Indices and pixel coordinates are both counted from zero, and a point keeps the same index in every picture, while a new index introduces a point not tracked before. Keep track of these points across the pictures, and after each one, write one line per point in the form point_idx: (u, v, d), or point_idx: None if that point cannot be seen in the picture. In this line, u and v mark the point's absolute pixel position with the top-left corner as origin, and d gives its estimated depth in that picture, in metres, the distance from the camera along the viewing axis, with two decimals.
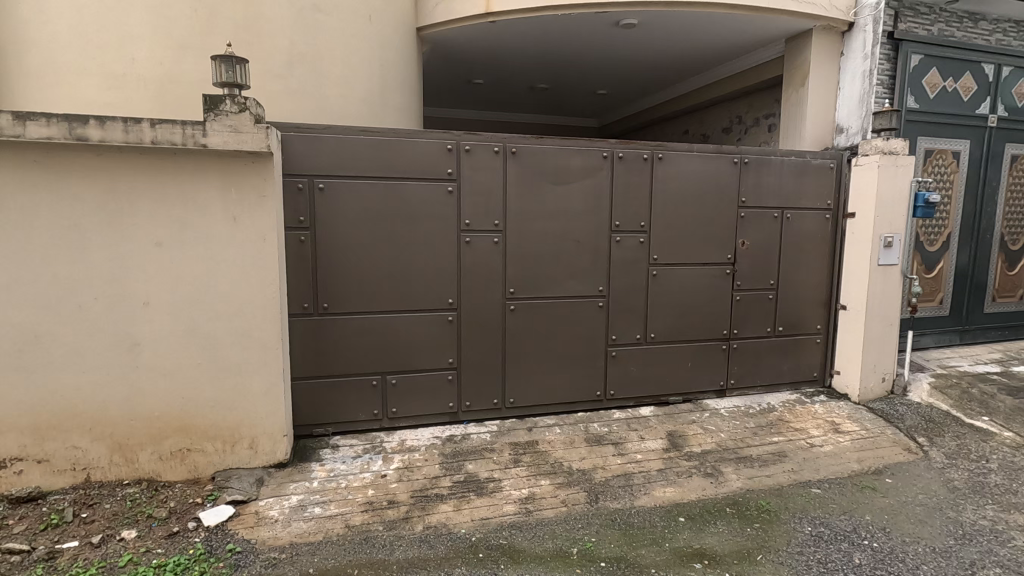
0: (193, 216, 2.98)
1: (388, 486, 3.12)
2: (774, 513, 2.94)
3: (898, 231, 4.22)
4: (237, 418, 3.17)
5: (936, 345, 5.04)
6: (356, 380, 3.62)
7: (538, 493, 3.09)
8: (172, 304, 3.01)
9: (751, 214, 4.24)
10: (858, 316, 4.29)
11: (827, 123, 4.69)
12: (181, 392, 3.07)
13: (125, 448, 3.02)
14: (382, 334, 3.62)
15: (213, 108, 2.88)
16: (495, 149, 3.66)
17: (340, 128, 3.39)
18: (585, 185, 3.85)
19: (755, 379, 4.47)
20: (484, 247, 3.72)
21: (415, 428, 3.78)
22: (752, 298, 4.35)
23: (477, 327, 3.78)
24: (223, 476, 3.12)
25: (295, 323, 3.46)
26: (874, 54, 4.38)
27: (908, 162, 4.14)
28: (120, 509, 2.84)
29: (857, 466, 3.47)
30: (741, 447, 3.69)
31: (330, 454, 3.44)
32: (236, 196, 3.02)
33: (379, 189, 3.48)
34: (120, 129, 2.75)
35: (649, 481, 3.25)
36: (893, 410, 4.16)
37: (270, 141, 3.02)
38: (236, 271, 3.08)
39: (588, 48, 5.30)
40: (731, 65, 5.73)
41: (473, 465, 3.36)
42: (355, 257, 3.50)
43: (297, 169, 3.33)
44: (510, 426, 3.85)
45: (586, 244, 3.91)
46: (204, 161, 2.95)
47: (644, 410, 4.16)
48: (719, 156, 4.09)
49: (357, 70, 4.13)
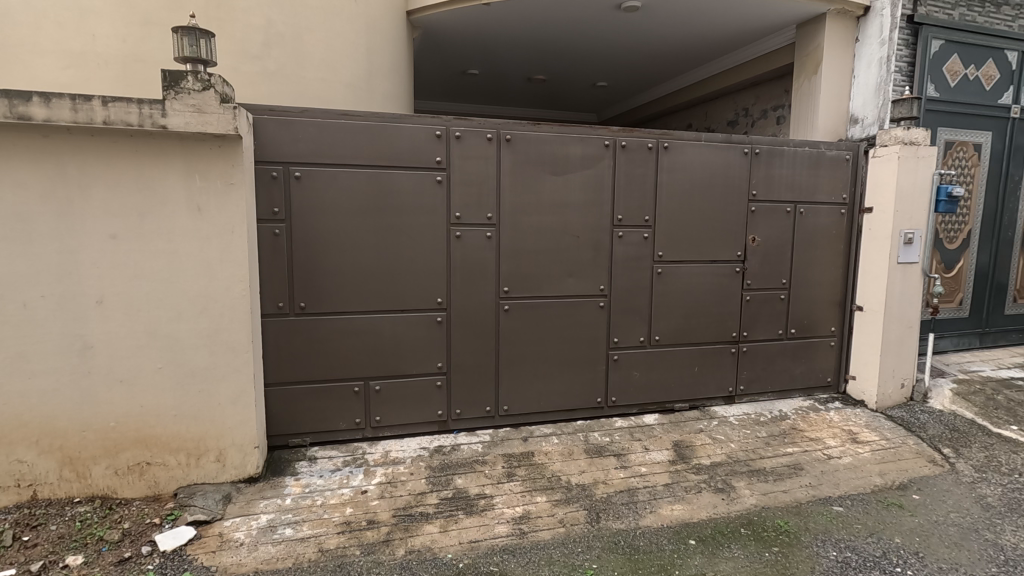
0: (153, 205, 2.70)
1: (368, 504, 2.83)
2: (794, 536, 2.67)
3: (918, 226, 3.96)
4: (203, 429, 2.88)
5: (955, 349, 4.77)
6: (337, 386, 3.33)
7: (534, 512, 2.81)
8: (129, 303, 2.72)
9: (762, 208, 3.97)
10: (876, 318, 4.02)
11: (840, 113, 4.42)
12: (140, 400, 2.78)
13: (77, 463, 2.73)
14: (364, 337, 3.33)
15: (173, 84, 2.58)
16: (488, 136, 3.38)
17: (319, 111, 3.11)
18: (585, 176, 3.58)
19: (765, 385, 4.19)
20: (476, 242, 3.43)
21: (401, 438, 3.49)
22: (763, 299, 4.07)
23: (468, 329, 3.49)
24: (186, 492, 2.83)
25: (270, 324, 3.17)
26: (892, 39, 4.11)
27: (929, 153, 3.89)
28: (67, 532, 2.54)
29: (880, 481, 3.20)
30: (754, 459, 3.40)
31: (307, 467, 3.15)
32: (201, 183, 2.74)
33: (362, 178, 3.20)
34: (67, 108, 2.46)
35: (655, 497, 2.97)
36: (913, 419, 3.89)
37: (239, 123, 2.73)
38: (201, 267, 2.79)
39: (588, 34, 5.04)
40: (737, 54, 5.47)
41: (463, 480, 3.08)
42: (335, 253, 3.21)
43: (270, 155, 3.05)
44: (504, 436, 3.56)
45: (586, 239, 3.63)
46: (164, 145, 2.67)
47: (648, 418, 3.88)
48: (729, 146, 3.82)
49: (340, 52, 3.86)
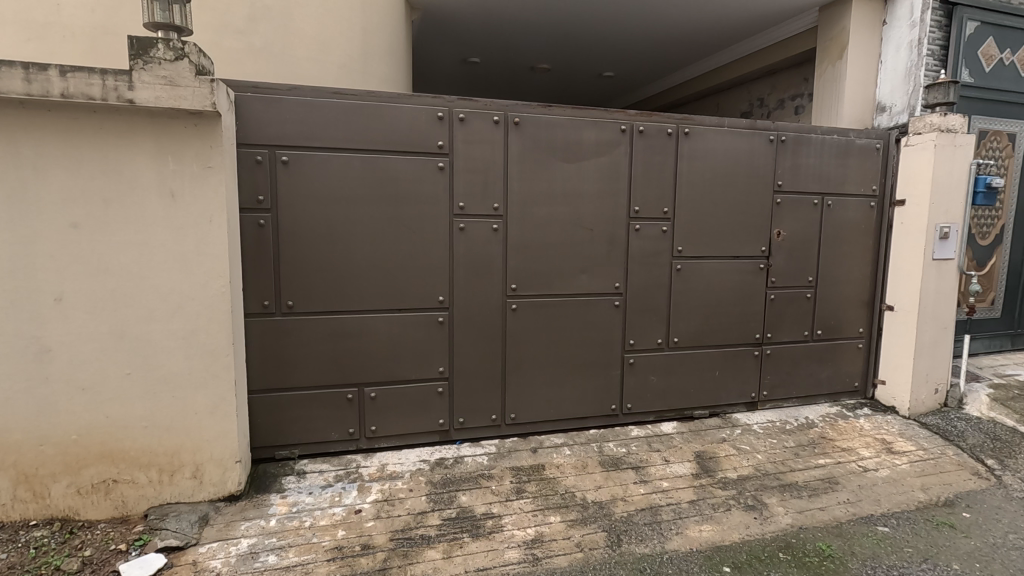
0: (121, 191, 2.39)
1: (363, 526, 2.53)
2: (840, 562, 2.39)
3: (955, 220, 3.69)
4: (177, 442, 2.57)
5: (986, 351, 4.52)
6: (327, 393, 3.03)
7: (547, 534, 2.51)
8: (93, 301, 2.41)
9: (788, 200, 3.69)
10: (909, 318, 3.76)
11: (865, 101, 4.15)
12: (105, 410, 2.47)
13: (34, 481, 2.42)
14: (359, 340, 3.03)
15: (140, 53, 2.28)
16: (495, 119, 3.09)
17: (309, 89, 2.81)
18: (600, 163, 3.29)
19: (789, 391, 3.91)
20: (481, 235, 3.14)
21: (398, 450, 3.19)
22: (788, 298, 3.80)
23: (472, 330, 3.19)
24: (158, 513, 2.52)
25: (253, 325, 2.87)
26: (924, 21, 3.84)
27: (966, 141, 3.64)
28: (19, 560, 2.23)
29: (924, 497, 2.92)
30: (784, 472, 3.12)
31: (294, 483, 2.84)
32: (175, 166, 2.44)
33: (356, 163, 2.90)
34: (19, 77, 2.15)
35: (680, 516, 2.69)
36: (950, 426, 3.61)
37: (218, 98, 2.43)
38: (175, 260, 2.49)
39: (598, 18, 4.77)
40: (753, 41, 5.22)
41: (468, 497, 2.79)
42: (327, 246, 2.91)
43: (253, 136, 2.75)
44: (511, 447, 3.27)
45: (601, 232, 3.34)
46: (133, 123, 2.37)
47: (666, 427, 3.59)
48: (753, 132, 3.54)
49: (334, 31, 3.58)
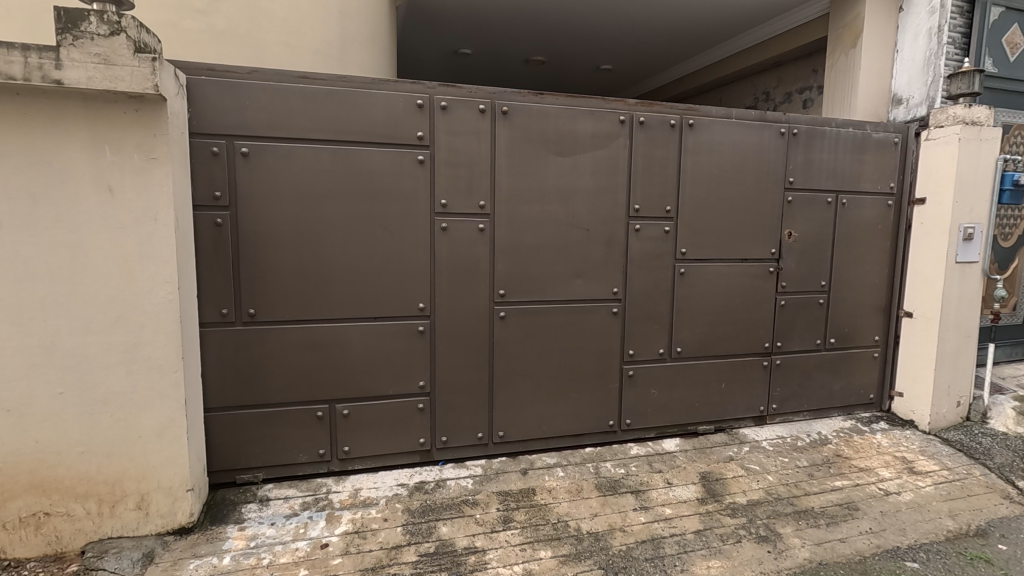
0: (51, 185, 2.10)
1: (329, 563, 2.24)
2: None
3: (979, 220, 3.43)
4: (119, 469, 2.28)
5: (1008, 360, 4.26)
6: (294, 412, 2.74)
7: (536, 573, 2.23)
8: (19, 309, 2.12)
9: (799, 198, 3.41)
10: (929, 325, 3.49)
11: (880, 92, 3.81)
12: (33, 435, 2.17)
13: None
14: (330, 352, 2.74)
15: (67, 26, 1.98)
16: (481, 107, 2.80)
17: (271, 73, 2.52)
18: (596, 157, 3.01)
19: (800, 404, 3.64)
20: (466, 235, 2.86)
21: (374, 472, 2.91)
22: (800, 303, 3.52)
23: (457, 340, 2.91)
24: (96, 551, 2.23)
25: (210, 336, 2.58)
26: (944, 6, 3.47)
27: (992, 135, 3.38)
28: None
29: (953, 525, 2.64)
30: (798, 497, 2.84)
31: (256, 512, 2.54)
32: (114, 157, 2.14)
33: (326, 156, 2.61)
34: None
35: (685, 550, 2.40)
36: (975, 444, 3.34)
37: (162, 79, 2.14)
38: (115, 263, 2.20)
39: (593, 5, 4.51)
40: (759, 31, 4.95)
41: (449, 528, 2.50)
42: (293, 248, 2.62)
43: (207, 125, 2.46)
44: (499, 469, 2.98)
45: (597, 232, 3.06)
46: (65, 108, 2.08)
47: (669, 444, 3.32)
48: (762, 124, 3.26)
49: (308, 13, 3.30)
